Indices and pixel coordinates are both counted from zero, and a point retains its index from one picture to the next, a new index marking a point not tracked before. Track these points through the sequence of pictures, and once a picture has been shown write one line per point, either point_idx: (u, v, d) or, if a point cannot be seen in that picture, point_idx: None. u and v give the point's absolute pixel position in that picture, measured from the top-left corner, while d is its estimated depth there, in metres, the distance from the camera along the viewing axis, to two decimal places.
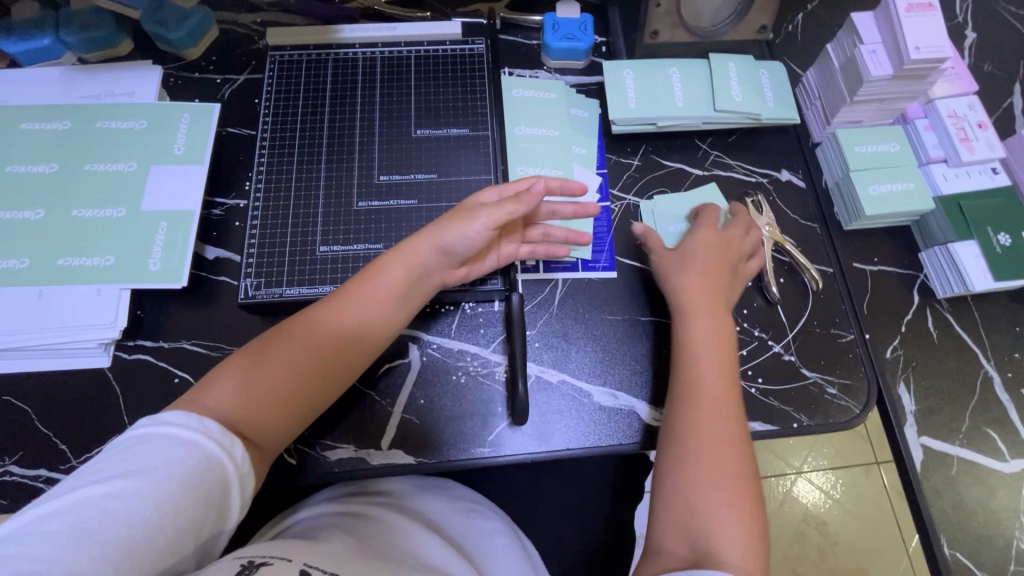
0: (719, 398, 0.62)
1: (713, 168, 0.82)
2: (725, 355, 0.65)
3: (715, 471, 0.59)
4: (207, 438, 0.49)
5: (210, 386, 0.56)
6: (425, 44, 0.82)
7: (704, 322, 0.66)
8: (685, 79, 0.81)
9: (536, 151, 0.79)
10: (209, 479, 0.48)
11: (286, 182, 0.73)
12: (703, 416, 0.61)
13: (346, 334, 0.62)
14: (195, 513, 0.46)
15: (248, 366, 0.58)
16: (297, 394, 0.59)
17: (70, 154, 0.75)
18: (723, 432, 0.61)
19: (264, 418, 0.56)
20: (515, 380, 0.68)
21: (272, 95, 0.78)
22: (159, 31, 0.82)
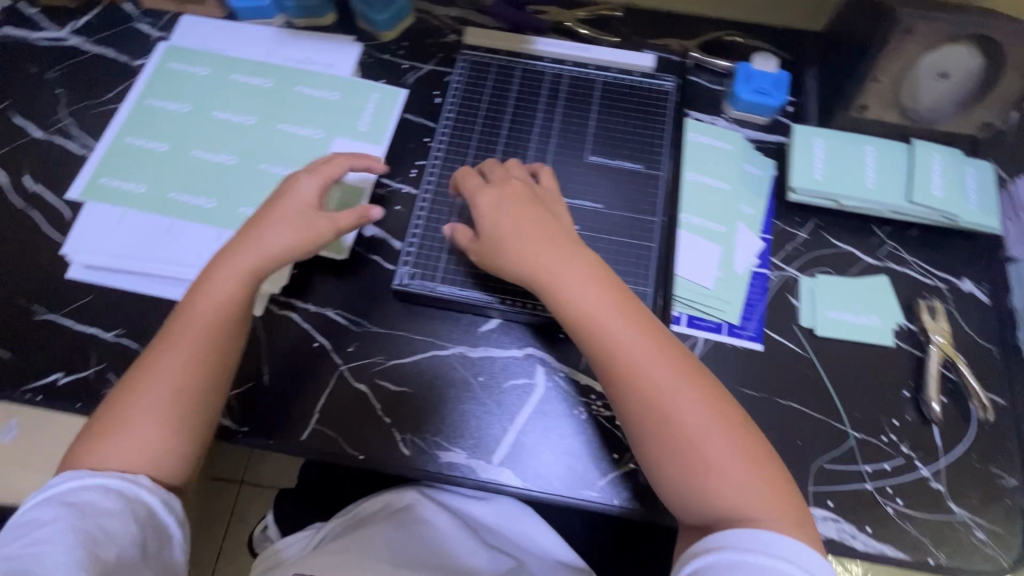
0: (618, 363, 0.59)
1: (888, 259, 0.77)
2: (652, 336, 0.61)
3: (716, 445, 0.57)
4: (117, 480, 0.55)
5: (142, 425, 0.57)
6: (613, 71, 0.81)
7: (586, 292, 0.62)
8: (881, 161, 0.76)
9: (704, 200, 0.77)
10: (136, 513, 0.54)
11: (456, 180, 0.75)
12: (675, 405, 0.58)
13: (193, 333, 0.61)
14: (141, 546, 0.54)
15: (143, 375, 0.60)
16: (189, 402, 0.59)
17: (267, 110, 0.79)
18: (703, 406, 0.58)
19: (177, 439, 0.58)
20: None
21: (458, 92, 0.80)
22: (366, 10, 0.88)
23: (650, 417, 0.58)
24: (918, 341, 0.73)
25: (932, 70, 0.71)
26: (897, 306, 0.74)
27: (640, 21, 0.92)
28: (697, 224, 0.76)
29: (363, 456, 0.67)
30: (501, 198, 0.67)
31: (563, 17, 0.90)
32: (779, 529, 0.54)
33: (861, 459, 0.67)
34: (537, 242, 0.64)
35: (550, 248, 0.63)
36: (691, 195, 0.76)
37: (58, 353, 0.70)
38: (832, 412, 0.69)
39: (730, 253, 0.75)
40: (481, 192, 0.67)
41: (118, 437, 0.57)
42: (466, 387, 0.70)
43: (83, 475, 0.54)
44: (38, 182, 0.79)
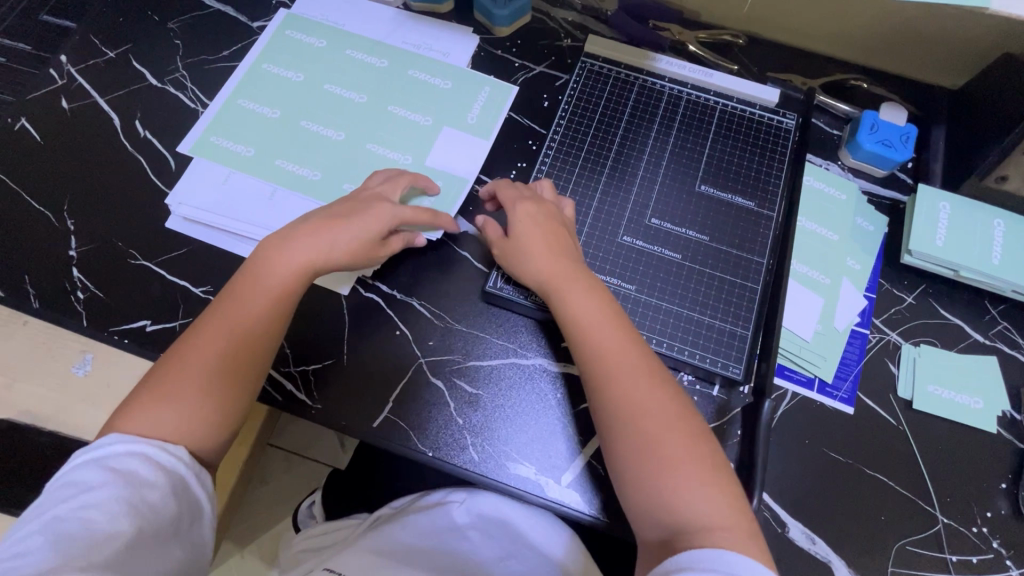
0: (600, 362, 0.59)
1: (998, 340, 0.72)
2: (614, 328, 0.61)
3: (674, 449, 0.55)
4: (162, 453, 0.54)
5: (189, 390, 0.57)
6: (734, 101, 0.78)
7: (568, 289, 0.63)
8: (1008, 237, 0.71)
9: (813, 249, 0.73)
10: (175, 486, 0.53)
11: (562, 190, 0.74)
12: (627, 401, 0.57)
13: (241, 322, 0.61)
14: (173, 520, 0.52)
15: (180, 354, 0.59)
16: (222, 385, 0.59)
17: (378, 90, 0.79)
18: (671, 414, 0.57)
19: (211, 420, 0.58)
20: None
21: (572, 100, 0.78)
22: (488, 5, 0.85)
23: (625, 416, 0.57)
24: (1021, 431, 0.68)
25: None
26: (1003, 391, 0.70)
27: (762, 52, 0.89)
28: (803, 271, 0.73)
29: (432, 454, 0.66)
30: (523, 205, 0.68)
31: (684, 37, 0.87)
32: (748, 555, 0.50)
33: (948, 548, 0.63)
34: (554, 255, 0.65)
35: (543, 249, 0.65)
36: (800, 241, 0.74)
37: (148, 301, 0.71)
38: (922, 492, 0.65)
39: (833, 308, 0.71)
40: (521, 202, 0.68)
41: (153, 410, 0.56)
42: (543, 401, 0.68)
43: (128, 445, 0.53)
44: (148, 130, 0.80)
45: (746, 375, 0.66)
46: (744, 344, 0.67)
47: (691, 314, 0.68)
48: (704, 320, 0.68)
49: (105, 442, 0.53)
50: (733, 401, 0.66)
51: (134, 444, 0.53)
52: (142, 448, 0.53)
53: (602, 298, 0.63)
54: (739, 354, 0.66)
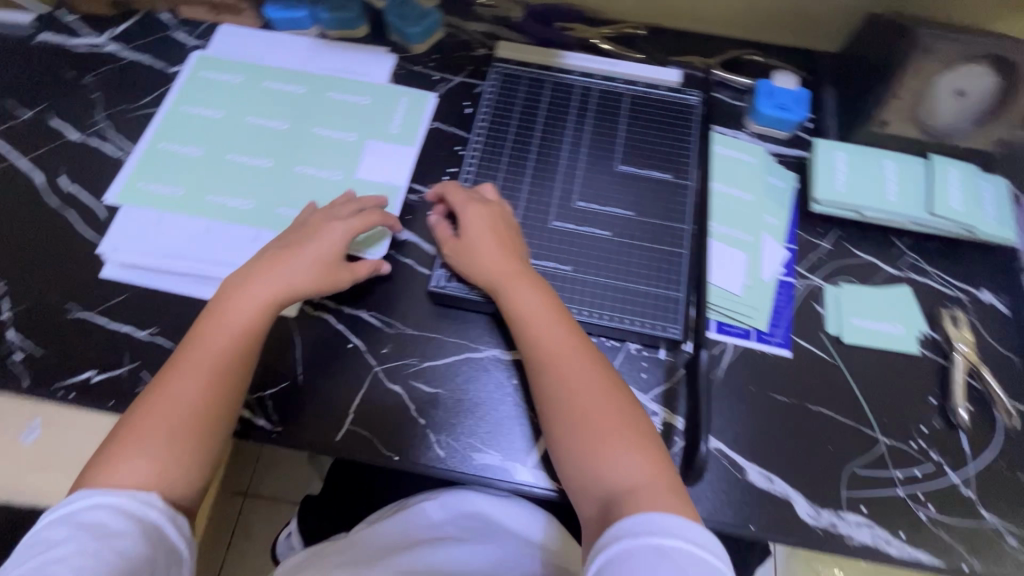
0: (543, 353, 0.62)
1: (908, 270, 0.79)
2: (550, 315, 0.64)
3: (607, 416, 0.58)
4: (136, 503, 0.53)
5: (160, 435, 0.57)
6: (641, 85, 0.84)
7: (507, 283, 0.66)
8: (901, 175, 0.78)
9: (732, 210, 0.78)
10: (151, 535, 0.53)
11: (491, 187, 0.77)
12: (564, 380, 0.61)
13: (213, 364, 0.61)
14: (150, 571, 0.51)
15: (152, 402, 0.59)
16: (196, 427, 0.58)
17: (301, 115, 0.81)
18: (604, 388, 0.60)
19: (183, 462, 0.57)
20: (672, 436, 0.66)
21: (490, 102, 0.82)
22: (400, 25, 0.90)
23: (562, 393, 0.60)
24: (940, 349, 0.74)
25: (951, 87, 0.74)
26: (919, 315, 0.76)
27: (663, 39, 0.95)
28: (727, 233, 0.77)
29: (398, 457, 0.67)
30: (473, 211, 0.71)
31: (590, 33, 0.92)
32: (675, 514, 0.53)
33: (892, 465, 0.68)
34: (501, 253, 0.67)
35: (491, 248, 0.68)
36: (719, 205, 0.78)
37: (90, 351, 0.70)
38: (862, 418, 0.70)
39: (757, 262, 0.76)
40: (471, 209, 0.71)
41: (131, 455, 0.56)
42: (500, 390, 0.70)
43: (103, 498, 0.52)
44: (73, 183, 0.80)
45: (685, 333, 0.70)
46: (679, 305, 0.70)
47: (628, 285, 0.71)
48: (640, 289, 0.71)
49: (81, 497, 0.53)
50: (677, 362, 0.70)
51: (109, 497, 0.53)
52: (117, 500, 0.53)
53: (540, 288, 0.66)
54: (676, 314, 0.70)
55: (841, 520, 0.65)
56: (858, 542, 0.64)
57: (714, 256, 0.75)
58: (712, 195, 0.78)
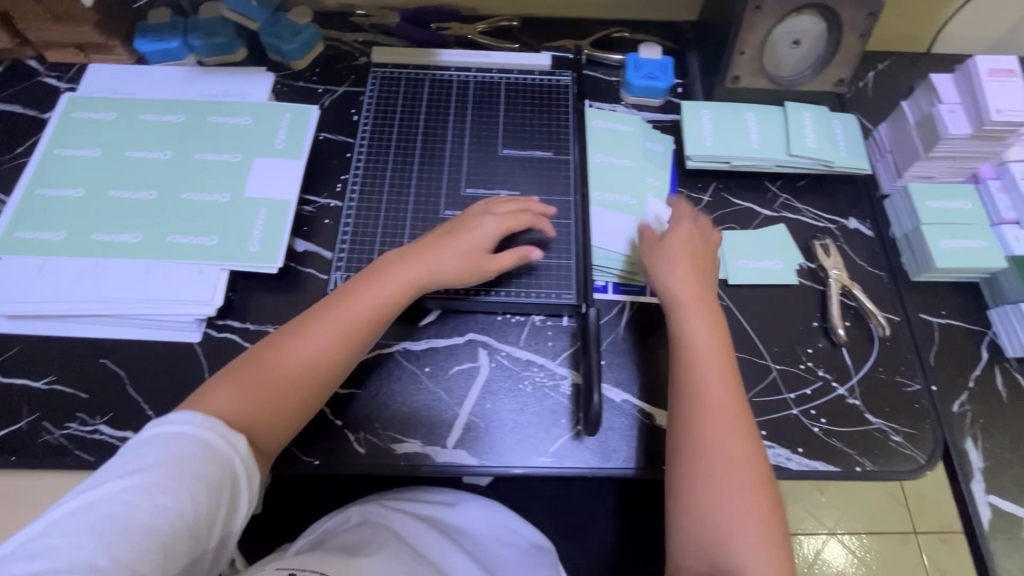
0: (702, 425, 0.59)
1: (782, 210, 0.85)
2: (720, 348, 0.64)
3: (717, 432, 0.59)
4: (209, 443, 0.53)
5: (248, 385, 0.60)
6: (515, 73, 0.88)
7: (681, 319, 0.66)
8: (761, 124, 0.84)
9: (611, 178, 0.82)
10: (214, 484, 0.51)
11: (379, 187, 0.79)
12: (701, 398, 0.61)
13: (322, 323, 0.63)
14: (204, 519, 0.50)
15: (286, 387, 0.61)
16: (276, 402, 0.60)
17: (182, 143, 0.81)
18: (728, 401, 0.60)
19: (275, 420, 0.60)
20: (588, 391, 0.67)
21: (372, 106, 0.85)
22: (275, 42, 0.91)
23: (683, 413, 0.61)
24: (817, 277, 0.80)
25: (788, 38, 0.80)
26: (796, 249, 0.82)
27: (536, 27, 0.99)
28: (609, 201, 0.81)
29: (320, 461, 0.68)
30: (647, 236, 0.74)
31: (464, 30, 0.96)
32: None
33: (784, 389, 0.73)
34: (687, 290, 0.67)
35: (692, 288, 0.68)
36: (597, 175, 0.81)
37: None
38: (753, 351, 0.75)
39: (643, 222, 0.80)
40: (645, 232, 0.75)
41: (224, 395, 0.59)
42: (414, 379, 0.72)
43: (188, 432, 0.53)
44: None
45: (578, 296, 0.75)
46: (570, 271, 0.76)
47: (520, 260, 0.76)
48: (533, 262, 0.76)
49: (164, 419, 0.54)
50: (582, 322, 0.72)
51: (194, 431, 0.53)
52: (197, 436, 0.53)
53: (712, 324, 0.66)
54: (567, 280, 0.75)
55: None
56: None
57: (597, 225, 0.78)
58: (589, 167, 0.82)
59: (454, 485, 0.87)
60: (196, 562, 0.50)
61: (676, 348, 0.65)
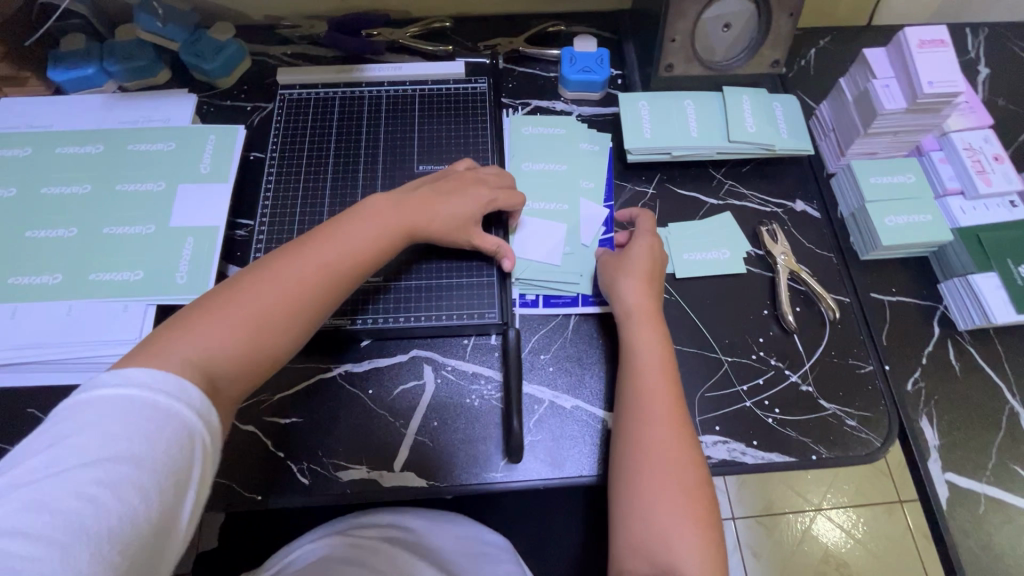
0: (646, 422, 0.59)
1: (728, 197, 0.83)
2: (667, 366, 0.63)
3: (658, 452, 0.57)
4: (175, 395, 0.44)
5: (218, 318, 0.52)
6: (430, 83, 0.86)
7: (630, 337, 0.66)
8: (699, 111, 0.83)
9: (545, 185, 0.81)
10: (182, 439, 0.42)
11: (291, 216, 0.76)
12: (645, 417, 0.59)
13: (304, 263, 0.58)
14: (173, 486, 0.41)
15: (286, 312, 0.55)
16: (263, 335, 0.54)
17: (102, 175, 0.78)
18: (671, 422, 0.59)
19: (232, 361, 0.51)
20: (510, 418, 0.67)
21: (281, 130, 0.81)
22: (196, 62, 0.87)
23: (629, 431, 0.60)
24: (766, 263, 0.79)
25: (718, 22, 0.79)
26: (743, 237, 0.80)
27: (470, 27, 0.96)
28: (542, 209, 0.79)
29: (263, 496, 0.66)
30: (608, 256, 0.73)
31: (395, 35, 0.92)
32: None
33: (737, 381, 0.72)
34: (639, 308, 0.66)
35: (642, 306, 0.66)
36: (531, 184, 0.80)
37: None
38: (704, 344, 0.74)
39: (576, 230, 0.78)
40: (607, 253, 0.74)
41: (191, 331, 0.51)
42: (358, 403, 0.70)
43: (149, 384, 0.43)
44: None
45: (503, 316, 0.73)
46: (492, 288, 0.74)
47: (441, 282, 0.74)
48: (454, 282, 0.74)
49: (117, 374, 0.44)
50: (504, 344, 0.71)
51: (155, 384, 0.44)
52: (169, 384, 0.44)
53: (662, 342, 0.65)
54: (489, 299, 0.73)
55: (699, 444, 0.69)
56: (716, 460, 0.68)
57: (529, 232, 0.77)
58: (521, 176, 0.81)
59: (416, 503, 0.85)
60: (161, 547, 0.40)
61: (627, 365, 0.64)
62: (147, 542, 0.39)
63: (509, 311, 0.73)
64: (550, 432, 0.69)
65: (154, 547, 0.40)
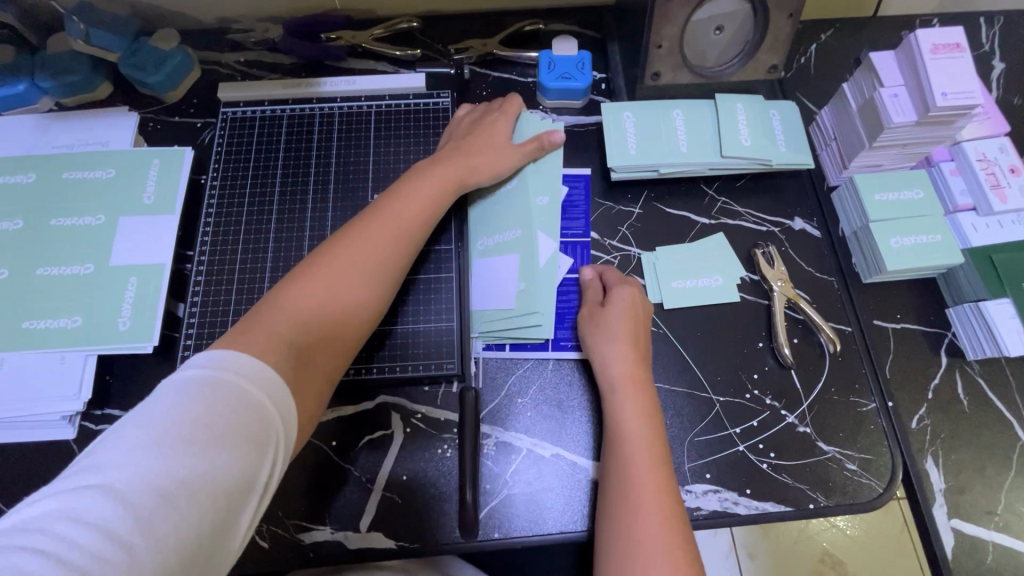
0: (626, 498, 0.54)
1: (720, 216, 0.76)
2: (657, 441, 0.58)
3: (646, 545, 0.51)
4: (243, 378, 0.42)
5: (304, 281, 0.53)
6: (387, 98, 0.79)
7: (613, 409, 0.60)
8: (689, 123, 0.76)
9: (499, 210, 0.72)
10: (256, 440, 0.41)
11: (231, 254, 0.70)
12: (630, 503, 0.53)
13: (379, 223, 0.59)
14: (236, 492, 0.39)
15: (364, 279, 0.56)
16: (346, 297, 0.54)
17: (35, 208, 0.71)
18: (660, 504, 0.53)
19: (329, 327, 0.53)
20: (465, 486, 0.62)
21: (222, 155, 0.75)
22: (137, 75, 0.79)
23: (613, 519, 0.54)
24: (761, 289, 0.73)
25: (709, 24, 0.71)
26: (736, 260, 0.74)
27: (440, 27, 0.88)
28: (495, 242, 0.72)
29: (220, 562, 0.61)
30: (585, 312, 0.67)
31: (356, 38, 0.84)
32: None
33: (729, 423, 0.67)
34: (622, 377, 0.61)
35: (625, 373, 0.61)
36: (484, 215, 0.73)
37: None
38: (694, 383, 0.68)
39: (532, 255, 0.69)
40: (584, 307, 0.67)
41: (283, 303, 0.52)
42: (320, 457, 0.65)
43: (231, 372, 0.42)
44: None
45: (462, 366, 0.67)
46: (452, 336, 0.68)
47: (396, 328, 0.68)
48: (409, 328, 0.68)
49: (208, 354, 0.44)
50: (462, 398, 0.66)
51: (236, 372, 0.43)
52: (253, 365, 0.44)
53: (648, 414, 0.59)
54: (449, 346, 0.67)
55: (688, 493, 0.64)
56: (706, 511, 0.63)
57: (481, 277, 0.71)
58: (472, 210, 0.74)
59: None
60: (218, 551, 0.38)
61: (610, 441, 0.59)
62: (210, 539, 0.37)
63: (468, 358, 0.68)
64: (528, 485, 0.64)
65: (214, 545, 0.37)
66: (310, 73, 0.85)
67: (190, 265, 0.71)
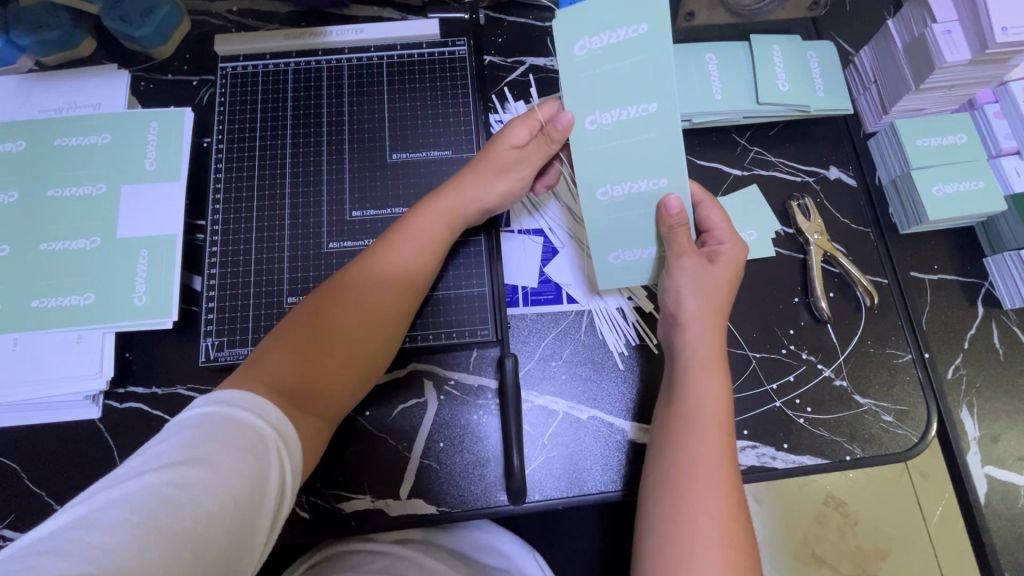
0: (689, 411, 0.53)
1: (753, 166, 0.73)
2: (721, 426, 0.52)
3: (700, 530, 0.47)
4: (247, 419, 0.43)
5: (297, 333, 0.52)
6: (398, 48, 0.73)
7: (685, 384, 0.54)
8: (723, 68, 0.71)
9: (627, 154, 0.51)
10: (256, 449, 0.42)
11: (246, 224, 0.66)
12: (685, 486, 0.49)
13: (389, 257, 0.57)
14: (247, 504, 0.40)
15: (353, 323, 0.54)
16: (338, 350, 0.52)
17: (30, 178, 0.66)
18: (720, 484, 0.49)
19: (324, 378, 0.51)
20: (509, 455, 0.61)
21: (225, 116, 0.70)
22: (123, 28, 0.70)
23: (671, 489, 0.50)
24: (797, 243, 0.70)
25: None
26: (771, 213, 0.71)
27: None
28: (612, 196, 0.53)
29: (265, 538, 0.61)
30: (690, 265, 0.54)
31: None
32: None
33: (765, 379, 0.66)
34: (699, 353, 0.55)
35: (704, 347, 0.55)
36: (605, 156, 0.52)
37: None
38: (730, 341, 0.67)
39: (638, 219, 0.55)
40: (689, 259, 0.54)
41: (282, 352, 0.51)
42: (353, 427, 0.64)
43: (227, 401, 0.44)
44: None
45: (497, 333, 0.66)
46: (484, 302, 0.66)
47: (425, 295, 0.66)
48: (440, 295, 0.66)
49: (214, 398, 0.44)
50: (501, 371, 0.63)
51: (229, 401, 0.44)
52: (248, 399, 0.45)
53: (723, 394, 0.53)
54: (482, 313, 0.66)
55: None
56: (745, 467, 0.63)
57: (515, 248, 0.70)
58: (601, 145, 0.51)
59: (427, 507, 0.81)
60: (243, 546, 0.39)
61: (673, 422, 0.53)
62: (231, 534, 0.39)
63: (505, 324, 0.66)
64: (566, 448, 0.63)
65: (238, 541, 0.39)
66: (311, 22, 0.77)
67: (203, 235, 0.68)
